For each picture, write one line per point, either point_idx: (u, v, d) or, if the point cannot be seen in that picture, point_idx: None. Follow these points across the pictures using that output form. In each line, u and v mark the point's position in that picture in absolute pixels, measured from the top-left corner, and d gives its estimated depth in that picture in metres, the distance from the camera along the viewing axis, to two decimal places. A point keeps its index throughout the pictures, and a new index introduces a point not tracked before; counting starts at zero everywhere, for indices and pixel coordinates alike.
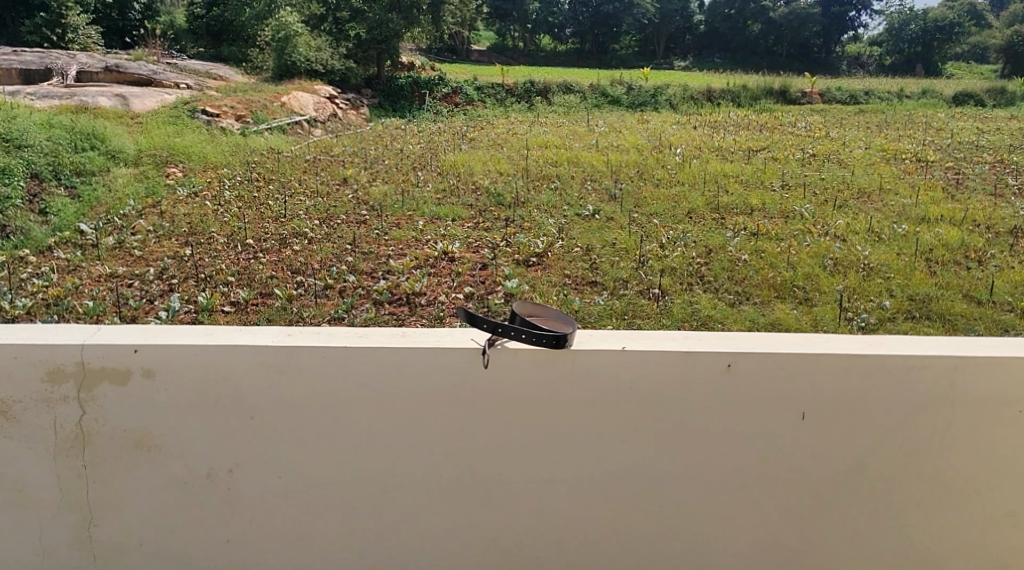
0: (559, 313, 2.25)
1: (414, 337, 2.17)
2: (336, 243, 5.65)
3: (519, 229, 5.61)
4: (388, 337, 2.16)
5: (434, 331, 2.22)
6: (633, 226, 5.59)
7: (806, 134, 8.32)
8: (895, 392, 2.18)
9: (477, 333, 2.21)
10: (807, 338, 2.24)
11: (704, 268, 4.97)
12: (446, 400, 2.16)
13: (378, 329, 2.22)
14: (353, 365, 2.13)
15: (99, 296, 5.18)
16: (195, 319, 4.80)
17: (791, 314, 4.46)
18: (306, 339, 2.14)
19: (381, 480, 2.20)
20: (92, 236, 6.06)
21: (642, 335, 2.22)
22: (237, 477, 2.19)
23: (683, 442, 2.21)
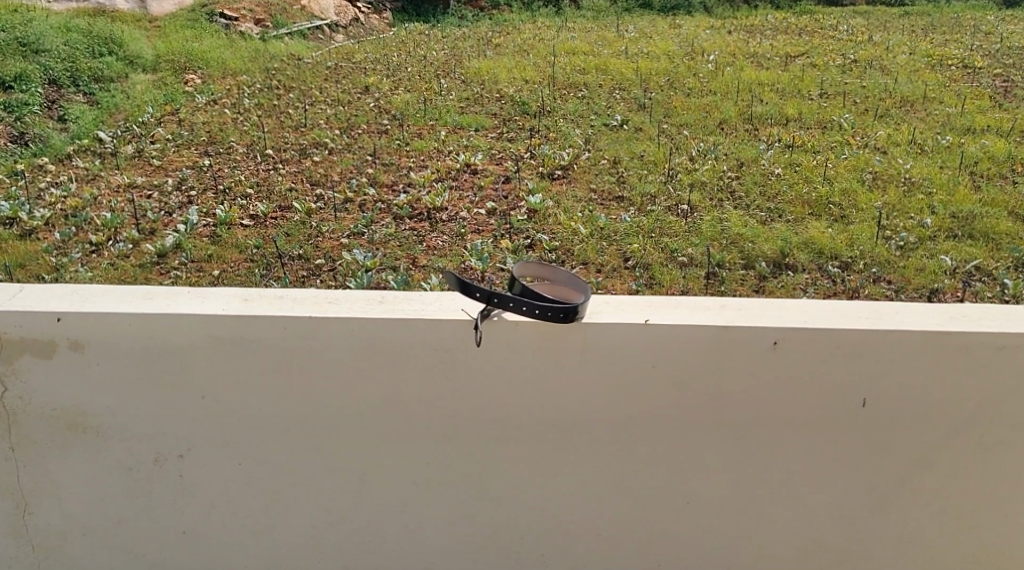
0: (568, 277, 2.07)
1: (391, 306, 2.03)
2: (355, 155, 5.51)
3: (543, 140, 5.41)
4: (363, 307, 2.03)
5: (421, 298, 2.08)
6: (662, 138, 5.37)
7: (848, 39, 7.93)
8: (968, 373, 2.03)
9: (468, 302, 2.07)
10: (874, 307, 2.08)
11: (736, 182, 4.77)
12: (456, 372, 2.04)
13: (352, 295, 2.09)
14: (318, 336, 2.01)
15: (117, 208, 5.08)
16: (213, 233, 4.71)
17: (826, 233, 4.27)
18: (262, 307, 2.02)
19: (377, 452, 2.12)
20: (111, 145, 5.96)
21: (657, 304, 2.06)
22: (215, 447, 2.12)
23: (710, 422, 2.09)
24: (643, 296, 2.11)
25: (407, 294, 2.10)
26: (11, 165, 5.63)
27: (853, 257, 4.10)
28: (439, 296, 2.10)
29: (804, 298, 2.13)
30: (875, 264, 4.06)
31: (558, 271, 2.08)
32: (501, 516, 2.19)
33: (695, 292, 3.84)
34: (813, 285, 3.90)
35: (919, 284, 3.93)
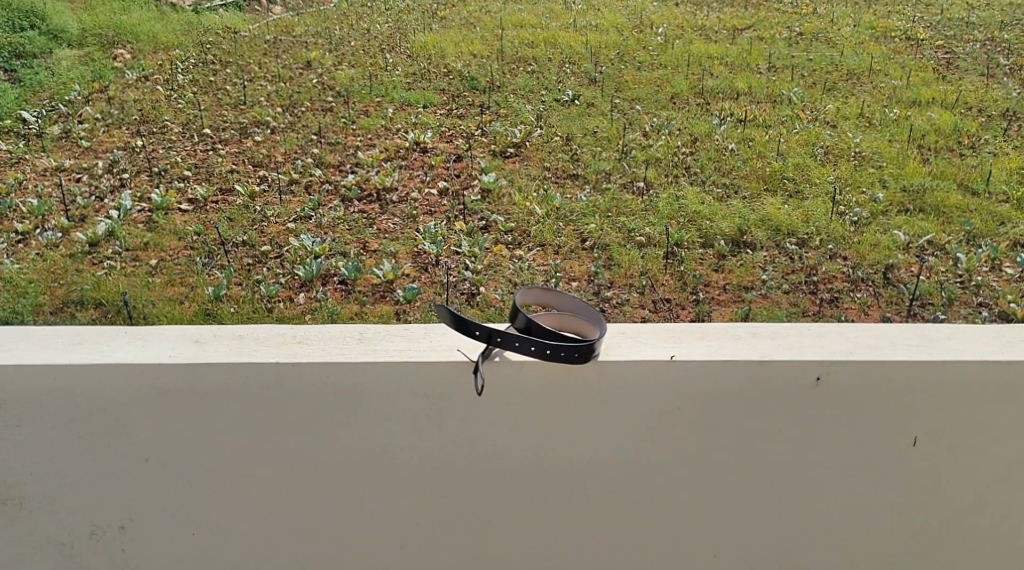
0: (574, 302, 2.34)
1: (364, 346, 2.24)
2: (299, 134, 5.32)
3: (494, 117, 5.28)
4: (337, 349, 2.23)
5: (400, 338, 2.28)
6: (615, 113, 5.29)
7: (795, 11, 7.90)
8: (954, 398, 2.30)
9: (463, 342, 2.27)
10: (905, 336, 2.35)
11: (690, 157, 4.72)
12: (434, 391, 2.23)
13: (323, 335, 2.29)
14: (289, 378, 2.20)
15: (44, 193, 4.85)
16: (150, 219, 4.52)
17: (781, 209, 4.24)
18: (222, 355, 2.21)
19: (382, 480, 2.32)
20: (36, 125, 5.67)
21: (642, 341, 2.29)
22: (266, 477, 2.30)
23: (716, 445, 2.33)
24: (666, 327, 2.37)
25: (384, 332, 2.32)
26: None
27: (810, 233, 4.07)
28: (421, 334, 2.31)
29: (836, 326, 2.39)
30: (831, 240, 4.04)
31: (565, 299, 2.34)
32: (558, 535, 2.41)
33: (655, 273, 3.78)
34: (772, 263, 3.87)
35: (874, 260, 3.91)
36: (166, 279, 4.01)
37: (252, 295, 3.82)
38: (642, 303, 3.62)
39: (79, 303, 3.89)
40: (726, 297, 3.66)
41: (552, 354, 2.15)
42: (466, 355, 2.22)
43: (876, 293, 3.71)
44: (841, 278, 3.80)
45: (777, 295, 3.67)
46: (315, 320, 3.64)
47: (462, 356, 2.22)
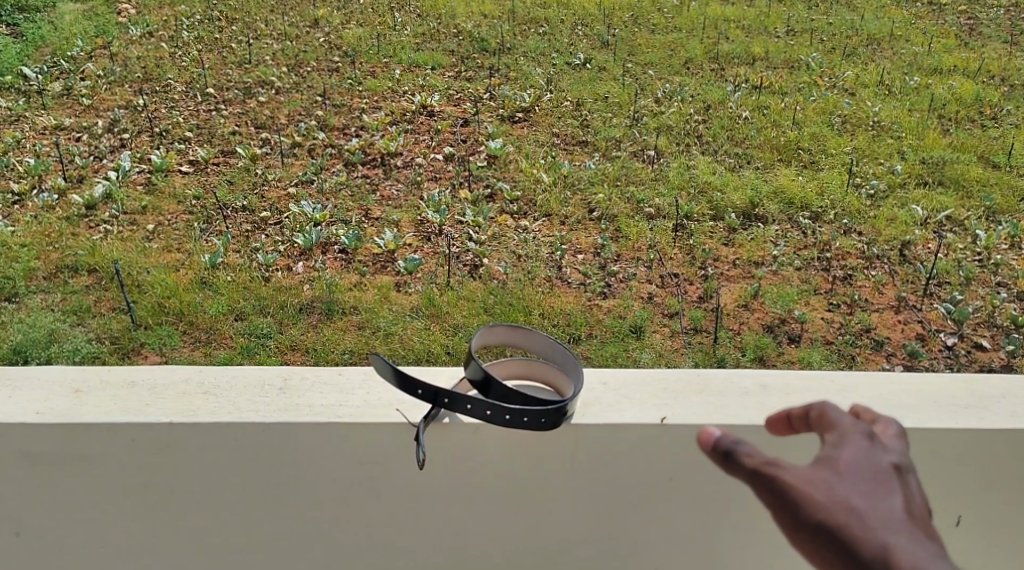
0: (547, 341, 2.19)
1: (284, 400, 2.09)
2: (304, 95, 5.20)
3: (503, 80, 5.14)
4: (250, 405, 2.08)
5: (327, 391, 2.13)
6: (626, 78, 5.14)
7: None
8: (973, 465, 2.16)
9: (405, 401, 2.11)
10: (953, 393, 2.23)
11: (702, 126, 4.58)
12: (365, 454, 2.08)
13: (236, 384, 2.14)
14: (185, 437, 2.04)
15: (43, 153, 4.77)
16: (149, 181, 4.45)
17: (796, 181, 4.11)
18: (112, 414, 2.04)
19: (298, 545, 2.18)
20: (37, 81, 5.56)
21: (623, 396, 2.16)
22: (168, 536, 2.15)
23: (706, 506, 2.19)
24: (656, 377, 2.23)
25: (313, 379, 2.17)
26: None
27: (824, 207, 3.95)
28: (356, 384, 2.16)
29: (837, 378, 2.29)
30: (846, 215, 3.92)
31: (537, 338, 2.19)
32: None
33: (663, 246, 3.68)
34: (784, 238, 3.76)
35: (890, 235, 3.79)
36: (163, 245, 3.95)
37: (249, 263, 3.76)
38: (650, 278, 3.51)
39: (73, 269, 3.82)
40: (736, 273, 3.55)
41: (510, 419, 1.97)
42: (402, 416, 2.07)
43: (891, 270, 3.60)
44: (856, 254, 3.68)
45: (788, 272, 3.56)
46: (313, 291, 3.57)
47: (399, 416, 2.06)
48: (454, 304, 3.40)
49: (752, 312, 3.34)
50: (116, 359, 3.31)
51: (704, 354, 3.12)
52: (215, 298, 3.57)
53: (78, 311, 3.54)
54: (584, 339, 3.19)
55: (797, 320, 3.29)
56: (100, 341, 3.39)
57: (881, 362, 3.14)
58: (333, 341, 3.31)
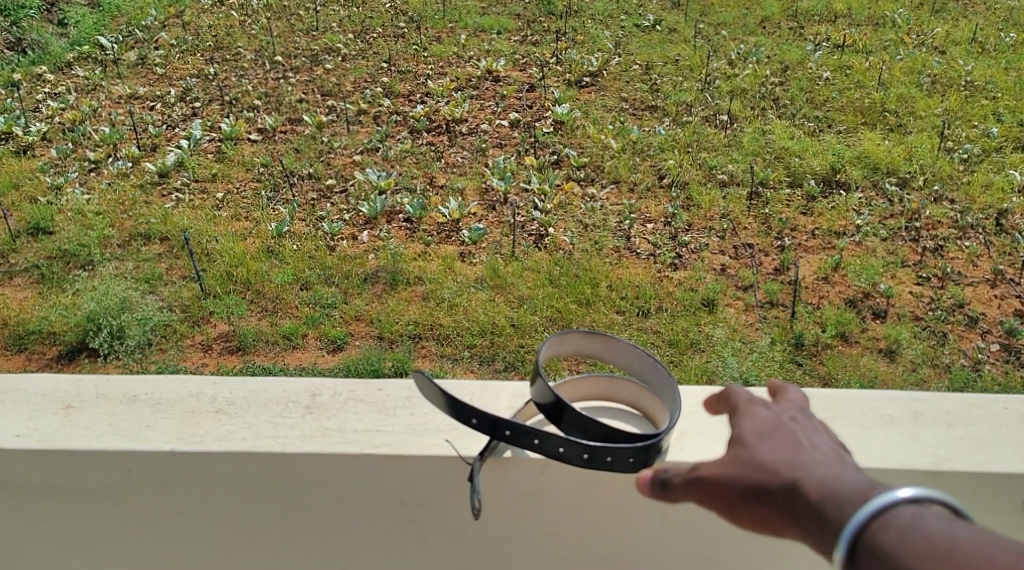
0: (631, 352, 1.84)
1: (311, 423, 1.82)
2: (370, 61, 5.14)
3: (570, 44, 5.00)
4: (270, 430, 1.81)
5: (363, 411, 1.85)
6: (699, 40, 4.95)
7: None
8: None
9: (456, 432, 1.81)
10: None
11: (781, 88, 4.38)
12: (408, 491, 1.81)
13: (254, 401, 1.87)
14: (189, 467, 1.79)
15: (118, 122, 4.83)
16: (219, 149, 4.46)
17: (882, 146, 3.90)
18: (111, 438, 1.79)
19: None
20: (112, 51, 5.61)
21: (721, 425, 1.84)
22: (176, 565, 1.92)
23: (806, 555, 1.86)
24: None
25: (347, 396, 1.89)
26: (7, 74, 5.34)
27: (913, 173, 3.74)
28: (399, 402, 1.87)
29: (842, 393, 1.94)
30: (937, 180, 3.70)
31: (620, 347, 1.85)
32: None
33: (737, 215, 3.53)
34: (868, 206, 3.57)
35: (985, 204, 3.57)
36: (231, 214, 3.95)
37: (314, 232, 3.74)
38: (722, 249, 3.38)
39: (146, 237, 3.85)
40: (815, 243, 3.39)
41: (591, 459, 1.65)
42: (452, 448, 1.77)
43: (986, 241, 3.40)
44: (948, 224, 3.48)
45: (873, 242, 3.38)
46: (378, 261, 3.53)
47: (447, 449, 1.77)
48: (519, 276, 3.32)
49: (833, 286, 3.18)
50: (186, 328, 3.32)
51: (780, 330, 2.98)
52: (280, 268, 3.56)
53: (150, 279, 3.57)
54: (654, 313, 3.08)
55: (883, 294, 3.11)
56: (171, 310, 3.41)
57: (976, 341, 2.96)
58: (397, 312, 3.25)
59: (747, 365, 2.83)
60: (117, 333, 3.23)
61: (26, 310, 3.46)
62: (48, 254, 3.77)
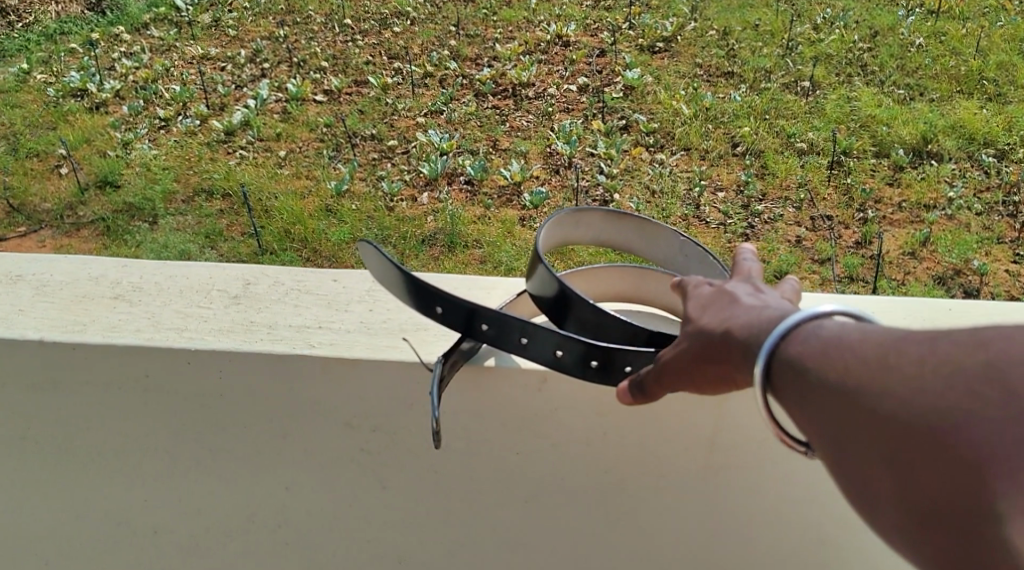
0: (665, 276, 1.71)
1: (235, 317, 1.73)
2: (439, 24, 5.05)
3: (645, 8, 4.82)
4: (180, 323, 1.72)
5: (305, 304, 1.77)
6: (782, 5, 4.73)
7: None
8: None
9: (415, 331, 1.70)
10: None
11: (868, 55, 4.15)
12: (361, 396, 1.67)
13: (169, 288, 1.80)
14: (66, 358, 1.70)
15: (189, 81, 4.83)
16: (285, 109, 4.42)
17: (978, 116, 3.66)
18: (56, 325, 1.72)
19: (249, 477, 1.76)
20: (187, 12, 5.63)
21: None
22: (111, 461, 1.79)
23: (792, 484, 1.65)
24: None
25: (290, 287, 1.81)
26: (86, 35, 5.39)
27: (1012, 145, 3.49)
28: (352, 297, 1.79)
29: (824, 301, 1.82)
30: None
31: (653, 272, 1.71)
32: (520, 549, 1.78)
33: (816, 185, 3.34)
34: (961, 179, 3.35)
35: None
36: (293, 172, 3.91)
37: (375, 192, 3.68)
38: (798, 219, 3.20)
39: (208, 193, 3.83)
40: (901, 217, 3.19)
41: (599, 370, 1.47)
42: (402, 349, 1.65)
43: None
44: None
45: (965, 217, 3.17)
46: (437, 223, 3.45)
47: (398, 350, 1.65)
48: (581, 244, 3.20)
49: (920, 261, 2.98)
50: None
51: None
52: (338, 226, 3.50)
53: (210, 235, 3.54)
54: None
55: (976, 272, 2.92)
56: (229, 265, 3.38)
57: None
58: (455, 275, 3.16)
59: None
60: None
61: None
62: (113, 207, 3.78)
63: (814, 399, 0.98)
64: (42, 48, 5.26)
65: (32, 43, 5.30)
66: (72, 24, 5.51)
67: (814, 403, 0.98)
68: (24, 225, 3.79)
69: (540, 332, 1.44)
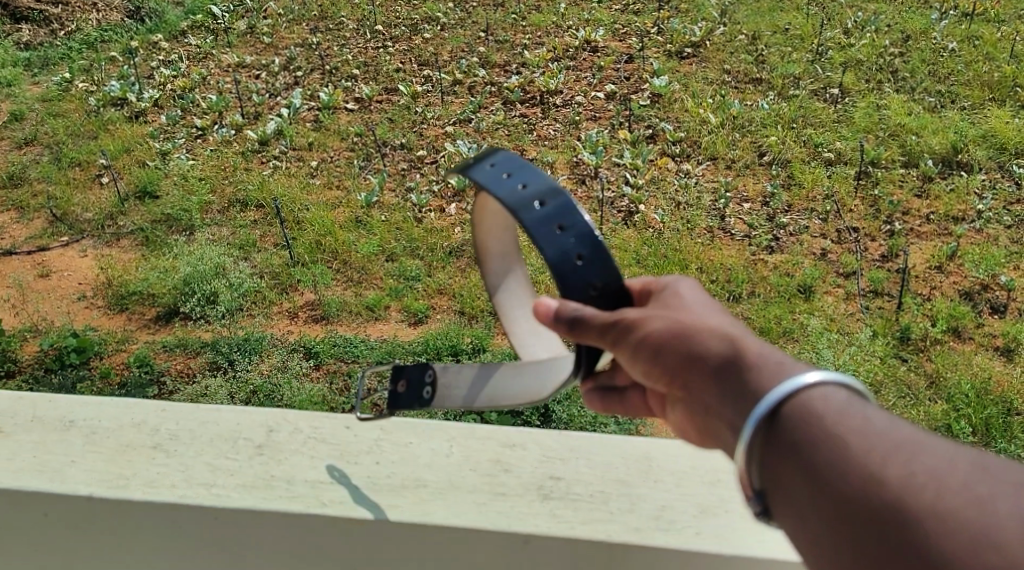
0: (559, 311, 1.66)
1: (257, 469, 1.47)
2: (468, 31, 5.10)
3: (673, 12, 4.82)
4: (207, 476, 1.46)
5: (321, 456, 1.50)
6: (813, 7, 4.70)
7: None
8: None
9: (422, 483, 1.46)
10: None
11: (899, 60, 4.11)
12: (355, 559, 1.43)
13: (200, 435, 1.54)
14: (114, 517, 1.44)
15: (224, 90, 4.90)
16: (317, 119, 4.48)
17: (1010, 124, 3.61)
18: (30, 474, 1.46)
19: None
20: (223, 20, 5.71)
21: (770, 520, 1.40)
22: None
23: None
24: None
25: (308, 435, 1.55)
26: (125, 42, 5.48)
27: None
28: (364, 446, 1.53)
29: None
30: None
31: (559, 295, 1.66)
32: None
33: (842, 196, 3.32)
34: (992, 190, 3.31)
35: None
36: (324, 183, 3.96)
37: (404, 204, 3.73)
38: (824, 232, 3.18)
39: (243, 204, 3.90)
40: (929, 229, 3.16)
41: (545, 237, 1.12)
42: (414, 512, 1.40)
43: None
44: None
45: (994, 230, 3.13)
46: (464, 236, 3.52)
47: (409, 513, 1.39)
48: None
49: (947, 276, 2.96)
50: (275, 295, 3.33)
51: (885, 321, 2.76)
52: (367, 238, 3.55)
53: (244, 246, 3.60)
54: (745, 298, 2.90)
55: (1003, 287, 2.88)
56: (262, 276, 3.42)
57: None
58: (480, 288, 3.20)
59: (844, 359, 2.61)
60: (209, 297, 3.28)
61: (128, 272, 3.52)
62: (152, 217, 3.85)
63: (808, 471, 0.88)
64: (84, 56, 5.36)
65: (74, 51, 5.40)
66: (112, 31, 5.60)
67: (816, 487, 0.87)
68: (67, 235, 3.85)
69: (536, 168, 1.18)
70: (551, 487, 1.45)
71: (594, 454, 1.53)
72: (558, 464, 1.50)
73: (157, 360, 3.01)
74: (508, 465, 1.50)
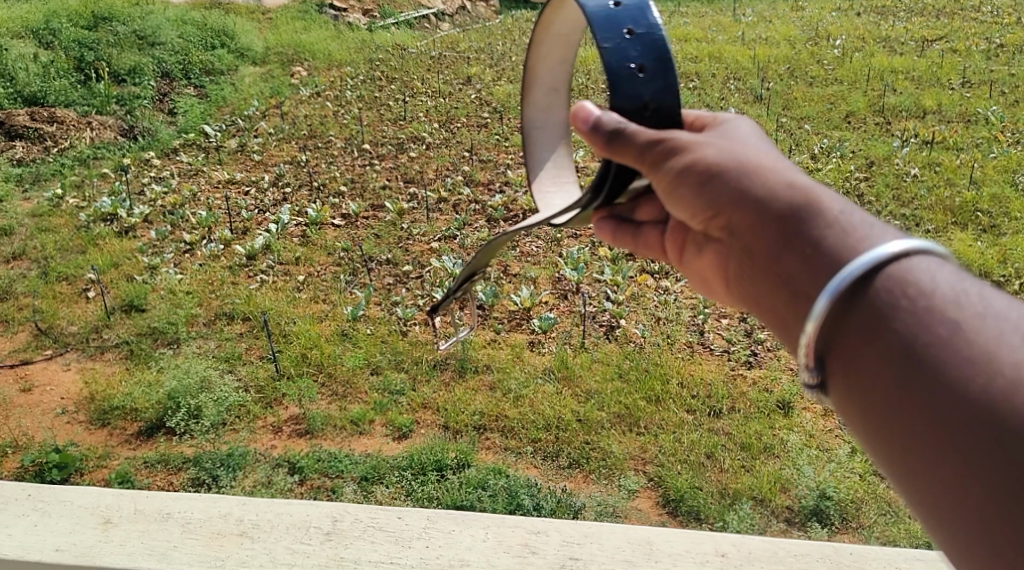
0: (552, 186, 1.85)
1: (329, 552, 2.02)
2: (453, 150, 5.39)
3: None
4: (289, 559, 2.00)
5: (378, 541, 2.05)
6: (781, 133, 4.97)
7: (989, 32, 7.42)
8: None
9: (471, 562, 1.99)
10: None
11: (865, 184, 4.31)
12: None
13: (278, 524, 2.09)
14: None
15: (215, 205, 5.02)
16: (304, 233, 4.58)
17: (973, 246, 3.76)
18: (144, 557, 2.01)
19: None
20: (215, 138, 5.89)
21: None
22: None
23: None
24: (786, 547, 2.05)
25: (368, 524, 2.10)
26: (117, 159, 5.61)
27: (1007, 276, 3.58)
28: (415, 533, 2.07)
29: (753, 539, 2.07)
30: None
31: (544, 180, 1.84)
32: None
33: None
34: None
35: None
36: (311, 296, 4.03)
37: (389, 317, 3.81)
38: None
39: (229, 316, 3.95)
40: None
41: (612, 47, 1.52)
42: None
43: None
44: None
45: None
46: (447, 348, 3.56)
47: None
48: (588, 368, 3.36)
49: None
50: (260, 409, 3.34)
51: None
52: (353, 351, 3.60)
53: (230, 359, 3.63)
54: (727, 413, 3.15)
55: None
56: (247, 390, 3.44)
57: None
58: (463, 401, 3.24)
59: (824, 475, 2.84)
60: (194, 412, 3.29)
61: (113, 385, 3.53)
62: (138, 330, 3.89)
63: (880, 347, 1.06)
64: (75, 172, 5.47)
65: (66, 167, 5.50)
66: (105, 149, 5.73)
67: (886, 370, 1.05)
68: (51, 348, 3.86)
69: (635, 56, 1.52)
70: (572, 566, 1.99)
71: (605, 538, 2.05)
72: (576, 547, 2.03)
73: (137, 476, 3.00)
74: (532, 549, 2.02)
